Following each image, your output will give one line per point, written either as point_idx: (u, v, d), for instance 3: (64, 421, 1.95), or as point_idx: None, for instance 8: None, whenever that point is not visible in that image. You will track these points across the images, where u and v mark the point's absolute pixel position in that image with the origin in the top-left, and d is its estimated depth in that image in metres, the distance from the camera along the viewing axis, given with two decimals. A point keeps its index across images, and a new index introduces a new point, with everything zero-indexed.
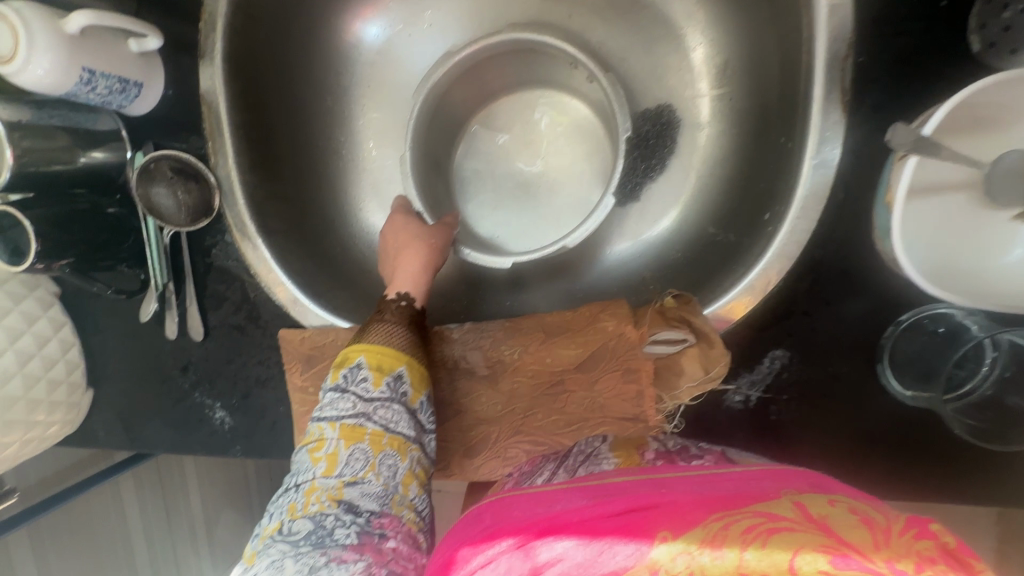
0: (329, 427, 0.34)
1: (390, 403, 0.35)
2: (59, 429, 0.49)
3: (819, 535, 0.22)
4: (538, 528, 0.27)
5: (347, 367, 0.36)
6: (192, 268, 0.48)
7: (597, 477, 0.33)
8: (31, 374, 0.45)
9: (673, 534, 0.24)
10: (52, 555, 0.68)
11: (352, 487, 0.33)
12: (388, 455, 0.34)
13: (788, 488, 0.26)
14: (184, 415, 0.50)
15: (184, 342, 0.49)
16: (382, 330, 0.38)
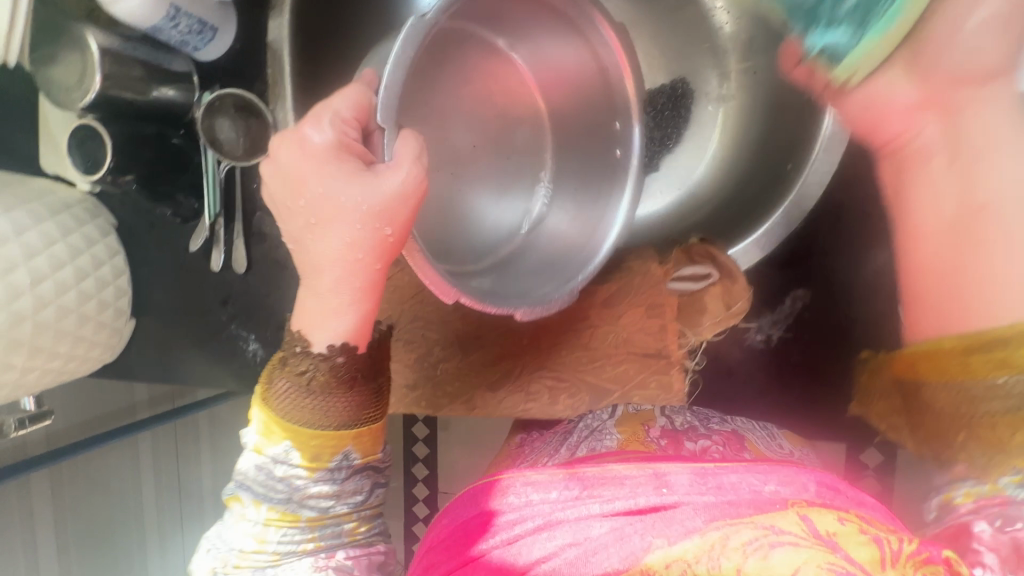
0: (256, 508, 0.37)
1: (327, 484, 0.38)
2: (101, 351, 0.52)
3: (826, 550, 0.26)
4: (536, 525, 0.33)
5: (270, 444, 0.38)
6: (244, 203, 0.51)
7: (596, 456, 0.36)
8: (84, 291, 0.48)
9: (668, 541, 0.29)
10: (66, 503, 0.70)
11: (287, 562, 0.37)
12: (327, 528, 0.38)
13: (798, 498, 0.30)
14: (220, 345, 0.53)
15: (228, 276, 0.52)
16: (311, 402, 0.39)
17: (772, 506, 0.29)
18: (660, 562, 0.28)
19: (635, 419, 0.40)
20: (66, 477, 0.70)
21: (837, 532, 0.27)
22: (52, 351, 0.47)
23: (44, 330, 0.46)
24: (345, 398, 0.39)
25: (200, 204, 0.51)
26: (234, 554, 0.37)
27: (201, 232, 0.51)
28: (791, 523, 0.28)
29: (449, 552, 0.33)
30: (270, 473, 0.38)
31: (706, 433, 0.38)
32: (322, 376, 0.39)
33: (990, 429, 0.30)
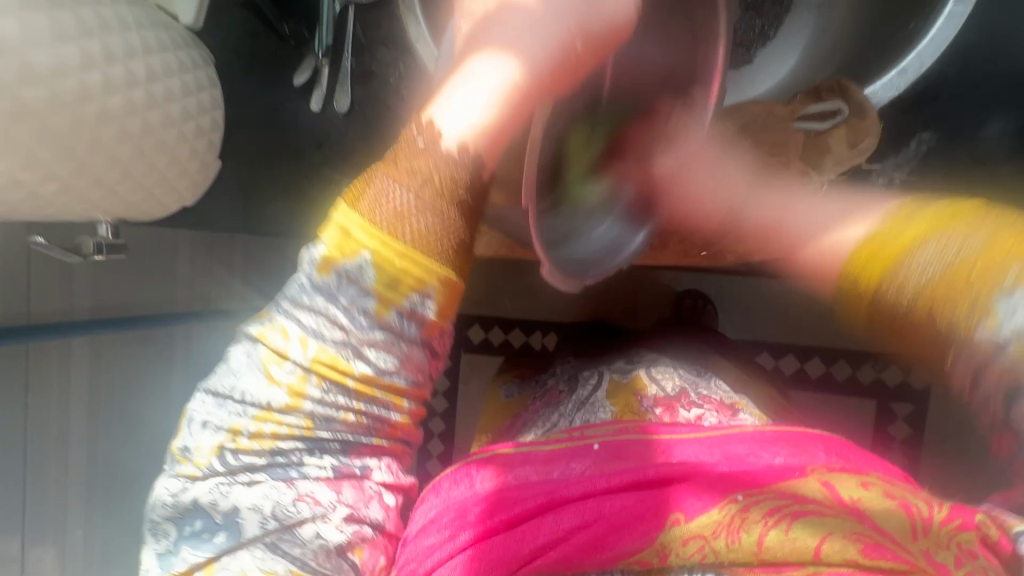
0: (298, 346, 0.32)
1: (394, 342, 0.32)
2: (190, 187, 0.50)
3: (850, 519, 0.33)
4: (540, 503, 0.35)
5: (342, 262, 0.31)
6: (354, 40, 0.51)
7: (603, 428, 0.40)
8: (187, 108, 0.46)
9: (686, 515, 0.34)
10: (106, 384, 0.71)
11: (321, 429, 0.33)
12: (373, 404, 0.33)
13: (816, 466, 0.36)
14: (312, 190, 0.55)
15: (326, 118, 0.53)
16: (409, 201, 0.31)
17: (790, 475, 0.35)
18: (678, 537, 0.34)
19: (624, 394, 0.48)
20: (106, 351, 0.70)
21: (862, 498, 0.34)
22: (141, 180, 0.45)
23: (155, 151, 0.44)
24: (460, 223, 0.32)
25: (306, 35, 0.52)
26: (255, 411, 0.32)
27: (306, 69, 0.52)
28: (813, 492, 0.34)
29: (483, 518, 0.35)
30: (327, 319, 0.32)
31: (699, 401, 0.47)
32: (441, 177, 0.31)
33: (923, 308, 0.34)
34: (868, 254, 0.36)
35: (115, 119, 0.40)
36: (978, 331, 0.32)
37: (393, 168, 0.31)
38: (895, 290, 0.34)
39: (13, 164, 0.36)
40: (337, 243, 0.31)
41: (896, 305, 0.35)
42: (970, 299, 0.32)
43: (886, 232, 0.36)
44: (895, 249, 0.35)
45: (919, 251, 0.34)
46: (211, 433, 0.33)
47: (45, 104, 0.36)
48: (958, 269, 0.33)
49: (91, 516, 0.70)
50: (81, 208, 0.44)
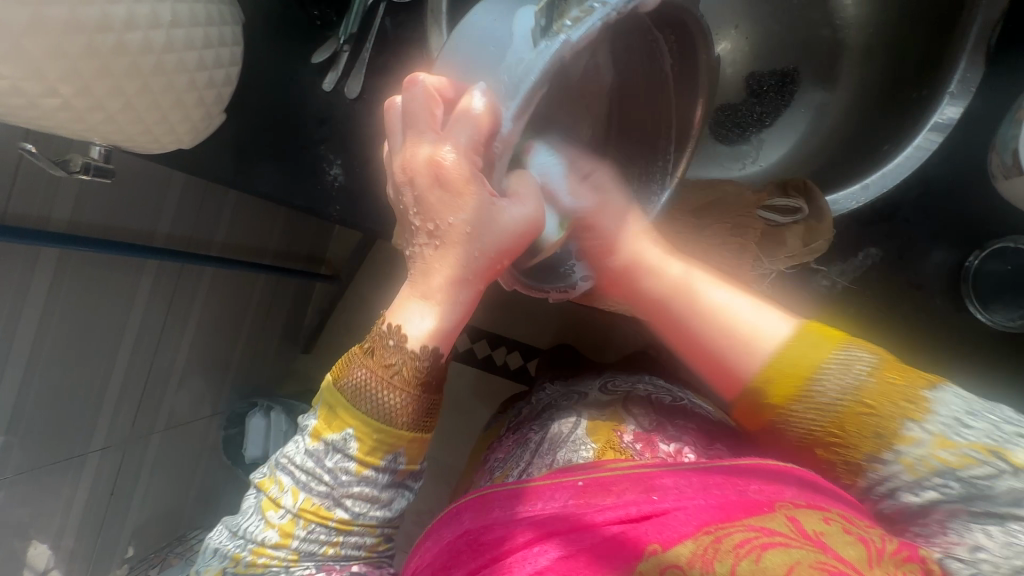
0: (292, 499, 0.40)
1: (368, 486, 0.40)
2: (187, 133, 0.51)
3: (819, 552, 0.34)
4: (528, 537, 0.40)
5: (332, 433, 0.40)
6: (376, 34, 0.54)
7: (581, 470, 0.46)
8: (203, 59, 0.47)
9: (663, 546, 0.37)
10: (65, 293, 0.71)
11: (306, 559, 0.41)
12: (355, 533, 0.42)
13: (788, 505, 0.38)
14: (302, 163, 0.57)
15: (336, 98, 0.56)
16: (377, 384, 0.40)
17: (762, 509, 0.38)
18: (655, 567, 0.36)
19: (605, 430, 0.54)
20: (71, 271, 0.70)
21: (825, 531, 0.36)
22: (141, 115, 0.46)
23: (162, 91, 0.46)
24: (432, 395, 0.42)
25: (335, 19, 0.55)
26: (252, 545, 0.41)
27: (327, 49, 0.54)
28: (781, 524, 0.36)
29: (475, 551, 0.41)
30: (315, 474, 0.40)
31: (677, 437, 0.54)
32: (409, 366, 0.40)
33: (829, 428, 0.39)
34: (743, 408, 0.43)
35: (129, 54, 0.42)
36: (868, 462, 0.38)
37: (365, 356, 0.41)
38: (797, 417, 0.40)
39: (19, 72, 0.38)
40: (325, 422, 0.41)
41: (803, 423, 0.40)
42: (876, 428, 0.37)
43: (790, 355, 0.40)
44: (799, 375, 0.40)
45: (822, 366, 0.38)
46: (217, 559, 0.42)
47: (63, 25, 0.38)
48: (862, 394, 0.37)
49: (13, 428, 0.70)
50: (78, 128, 0.45)
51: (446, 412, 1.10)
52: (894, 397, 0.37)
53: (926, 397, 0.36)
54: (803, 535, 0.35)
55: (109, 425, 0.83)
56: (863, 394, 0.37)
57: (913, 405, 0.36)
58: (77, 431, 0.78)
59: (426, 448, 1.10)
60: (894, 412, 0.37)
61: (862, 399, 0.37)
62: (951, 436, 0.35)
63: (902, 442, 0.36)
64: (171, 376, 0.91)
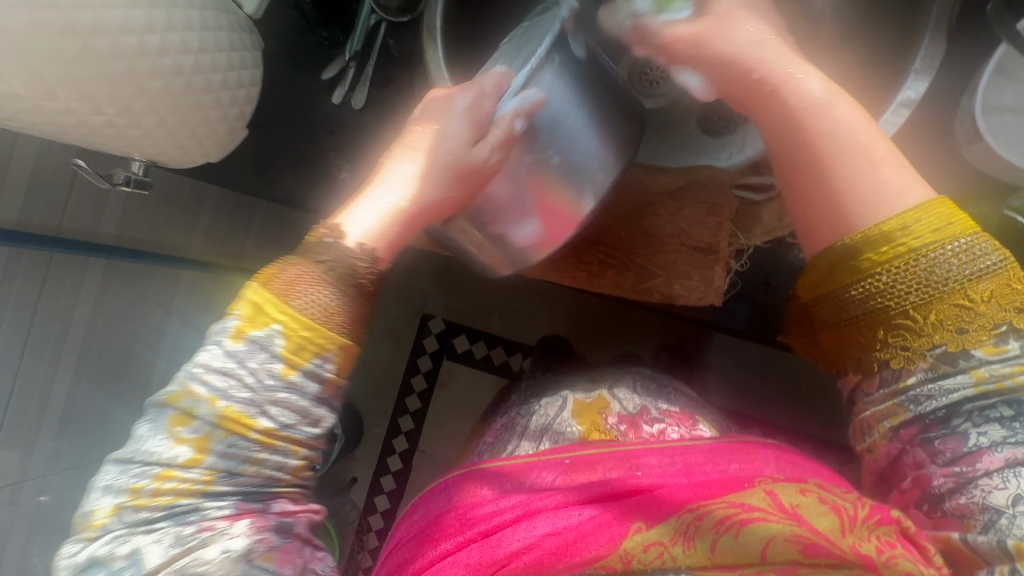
0: (207, 403, 0.37)
1: (295, 390, 0.39)
2: (212, 147, 0.58)
3: (792, 525, 0.36)
4: (516, 514, 0.41)
5: (257, 328, 0.38)
6: (378, 52, 0.59)
7: (568, 447, 0.48)
8: (226, 80, 0.54)
9: (646, 524, 0.39)
10: (111, 301, 0.78)
11: (222, 480, 0.38)
12: (277, 450, 0.39)
13: (764, 481, 0.40)
14: (313, 170, 0.64)
15: (343, 110, 0.62)
16: (312, 279, 0.40)
17: (742, 486, 0.40)
18: (639, 545, 0.38)
19: (590, 412, 0.56)
20: (114, 281, 0.77)
21: (801, 503, 0.38)
22: (173, 130, 0.52)
23: (191, 109, 0.52)
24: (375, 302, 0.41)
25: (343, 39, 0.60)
26: (157, 469, 0.37)
27: (334, 67, 0.60)
28: (760, 500, 0.38)
29: (462, 525, 0.42)
30: (237, 378, 0.38)
31: (659, 417, 0.55)
32: (345, 269, 0.41)
33: (912, 313, 0.38)
34: (829, 260, 0.41)
35: (163, 76, 0.48)
36: (954, 243, 0.38)
37: (308, 261, 0.41)
38: (861, 293, 0.40)
39: (71, 94, 0.44)
40: (247, 316, 0.39)
41: (902, 300, 0.39)
42: (968, 311, 0.37)
43: (917, 219, 0.38)
44: (906, 240, 0.38)
45: (948, 238, 0.38)
46: (109, 495, 0.37)
47: (108, 53, 0.44)
48: (1006, 276, 0.37)
49: (63, 429, 0.76)
50: (120, 144, 0.52)
51: (461, 415, 1.13)
52: (944, 220, 0.38)
53: (973, 236, 0.38)
54: (779, 510, 0.37)
55: None
56: (918, 222, 0.38)
57: (965, 227, 0.38)
58: (118, 430, 0.84)
59: (444, 453, 1.12)
60: (944, 232, 0.38)
61: (970, 291, 0.37)
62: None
63: (988, 353, 0.37)
64: None
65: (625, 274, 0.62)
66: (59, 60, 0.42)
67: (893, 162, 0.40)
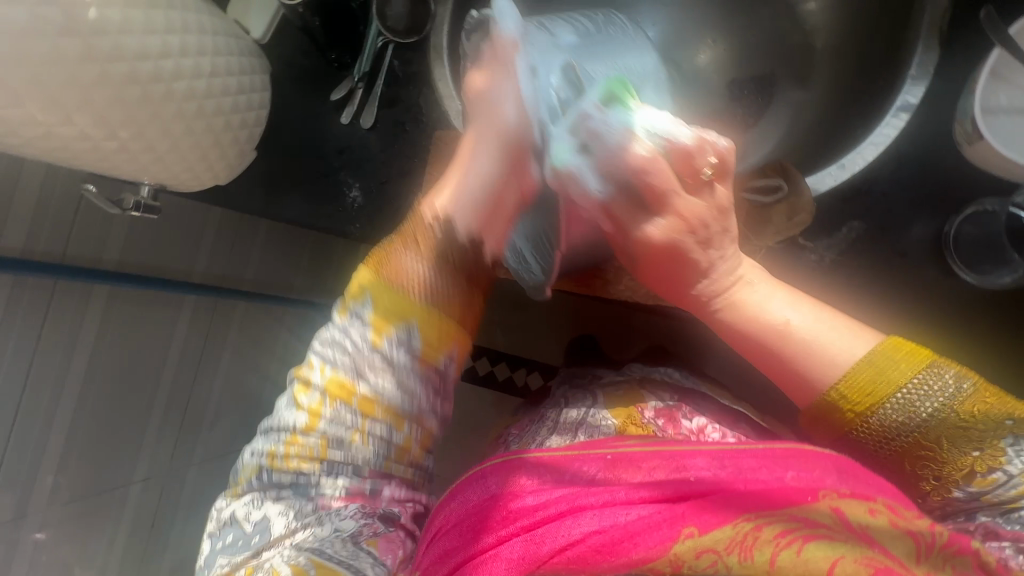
0: (321, 375, 0.45)
1: (389, 358, 0.46)
2: (222, 170, 0.58)
3: (858, 542, 0.36)
4: (561, 509, 0.41)
5: (356, 301, 0.47)
6: (386, 73, 0.61)
7: (609, 444, 0.48)
8: (238, 103, 0.54)
9: (699, 529, 0.37)
10: (113, 328, 0.76)
11: (335, 447, 0.45)
12: (381, 424, 0.46)
13: (829, 492, 0.39)
14: (324, 188, 0.63)
15: (353, 130, 0.62)
16: (403, 255, 0.47)
17: (804, 499, 0.38)
18: (690, 550, 0.36)
19: (627, 407, 0.57)
20: (118, 308, 0.76)
21: (872, 525, 0.37)
22: (184, 154, 0.53)
23: (202, 132, 0.52)
24: (455, 274, 0.49)
25: (349, 60, 0.61)
26: (286, 433, 0.45)
27: (343, 87, 0.61)
28: (825, 519, 0.37)
29: (506, 519, 0.42)
30: (342, 347, 0.46)
31: (698, 415, 0.57)
32: (445, 246, 0.49)
33: (921, 438, 0.43)
34: (845, 392, 0.43)
35: (175, 100, 0.48)
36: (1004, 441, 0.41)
37: (401, 239, 0.49)
38: (901, 421, 0.43)
39: (87, 120, 0.45)
40: (352, 294, 0.47)
41: (880, 446, 0.44)
42: (976, 428, 0.42)
43: (874, 377, 0.43)
44: (872, 396, 0.43)
45: (895, 392, 0.42)
46: (256, 455, 0.46)
47: (124, 79, 0.44)
48: (966, 407, 0.41)
49: (64, 464, 0.74)
50: (132, 168, 0.52)
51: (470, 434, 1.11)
52: (996, 412, 0.41)
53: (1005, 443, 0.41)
54: (846, 528, 0.37)
55: (150, 457, 0.86)
56: (969, 410, 0.41)
57: (1020, 419, 0.41)
58: (122, 463, 0.82)
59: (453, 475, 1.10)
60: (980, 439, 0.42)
61: (925, 436, 0.43)
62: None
63: (981, 483, 0.42)
64: (207, 410, 0.95)
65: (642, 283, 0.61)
66: (76, 86, 0.42)
67: (832, 333, 0.45)
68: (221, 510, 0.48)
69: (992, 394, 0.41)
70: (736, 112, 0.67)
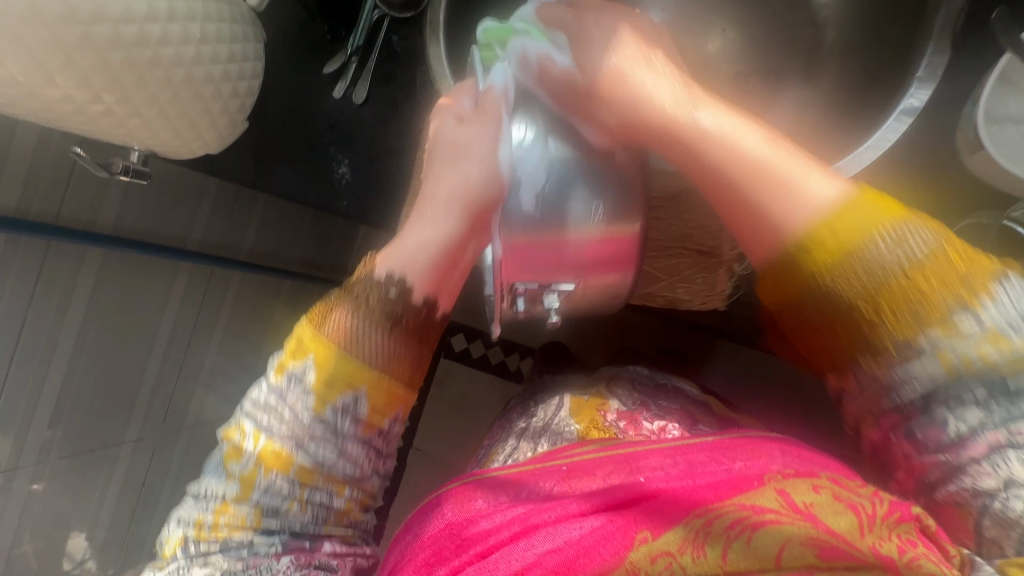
0: (254, 440, 0.46)
1: (320, 424, 0.46)
2: (212, 139, 0.57)
3: (805, 522, 0.36)
4: (514, 531, 0.40)
5: (296, 362, 0.47)
6: (381, 48, 0.61)
7: (565, 455, 0.47)
8: (229, 72, 0.53)
9: (653, 532, 0.38)
10: (107, 290, 0.77)
11: (268, 517, 0.46)
12: (318, 494, 0.46)
13: (773, 478, 0.40)
14: (313, 162, 0.62)
15: (345, 104, 0.62)
16: (336, 322, 0.47)
17: (751, 485, 0.39)
18: (646, 556, 0.36)
19: (589, 411, 0.56)
20: (112, 272, 0.77)
21: (814, 502, 0.37)
22: (172, 120, 0.52)
23: (190, 99, 0.52)
24: (402, 346, 0.48)
25: (346, 34, 0.62)
26: (217, 502, 0.45)
27: (337, 61, 0.61)
28: (771, 502, 0.38)
29: (460, 547, 0.41)
30: (280, 414, 0.46)
31: (661, 415, 0.55)
32: (377, 300, 0.48)
33: (860, 305, 0.42)
34: (774, 278, 0.46)
35: (162, 66, 0.48)
36: (935, 327, 0.39)
37: (348, 298, 0.48)
38: (841, 284, 0.42)
39: (70, 82, 0.44)
40: (291, 353, 0.47)
41: (849, 302, 0.42)
42: (931, 299, 0.40)
43: (837, 225, 0.42)
44: (845, 244, 0.42)
45: (879, 236, 0.41)
46: (180, 527, 0.46)
47: (108, 41, 0.44)
48: (934, 261, 0.40)
49: (56, 421, 0.76)
50: (119, 133, 0.52)
51: (460, 415, 1.12)
52: (955, 271, 0.39)
53: (976, 292, 0.39)
54: (792, 510, 0.37)
55: (142, 419, 0.87)
56: (907, 279, 0.40)
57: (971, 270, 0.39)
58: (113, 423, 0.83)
59: (441, 455, 1.11)
60: (943, 291, 0.39)
61: (907, 274, 0.40)
62: (1003, 330, 0.38)
63: (947, 333, 0.39)
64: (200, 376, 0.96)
65: (632, 278, 0.61)
66: (58, 46, 0.42)
67: (807, 168, 0.44)
68: None
69: (959, 251, 0.40)
70: (738, 106, 0.65)
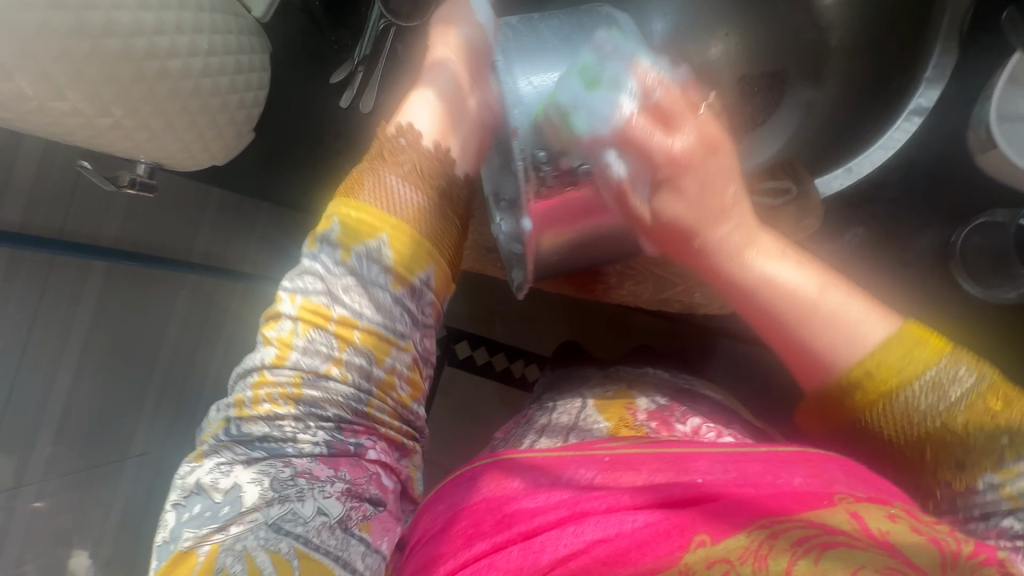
0: (292, 298, 0.43)
1: (353, 276, 0.43)
2: (219, 151, 0.57)
3: (886, 554, 0.32)
4: (561, 516, 0.38)
5: (325, 226, 0.44)
6: (387, 57, 0.59)
7: (611, 448, 0.46)
8: (236, 84, 0.53)
9: (713, 537, 0.34)
10: (111, 304, 0.76)
11: (310, 386, 0.42)
12: (365, 353, 0.43)
13: (845, 497, 0.36)
14: None
15: (351, 113, 0.62)
16: (377, 172, 0.46)
17: (819, 502, 0.36)
18: (702, 560, 0.33)
19: (617, 408, 0.57)
20: (116, 286, 0.76)
21: (892, 530, 0.34)
22: (179, 133, 0.52)
23: (198, 111, 0.52)
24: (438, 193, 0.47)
25: (351, 43, 0.60)
26: (256, 374, 0.42)
27: (343, 70, 0.59)
28: (841, 523, 0.34)
29: (500, 524, 0.40)
30: (315, 275, 0.44)
31: (690, 415, 0.55)
32: (420, 167, 0.47)
33: (925, 438, 0.40)
34: (816, 401, 0.43)
35: (171, 78, 0.48)
36: (986, 474, 0.38)
37: (375, 163, 0.47)
38: (875, 426, 0.40)
39: (79, 95, 0.44)
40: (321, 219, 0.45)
41: (896, 438, 0.41)
42: (982, 429, 0.38)
43: (884, 359, 0.39)
44: (890, 385, 0.39)
45: (914, 380, 0.38)
46: (221, 413, 0.44)
47: (118, 54, 0.44)
48: (992, 396, 0.38)
49: (59, 437, 0.74)
50: (127, 145, 0.51)
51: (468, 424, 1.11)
52: (990, 422, 0.38)
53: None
54: (868, 536, 0.33)
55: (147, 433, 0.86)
56: (954, 420, 0.39)
57: (1014, 413, 0.38)
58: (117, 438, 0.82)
59: (450, 465, 1.09)
60: (980, 457, 0.39)
61: (950, 422, 0.39)
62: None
63: (1003, 476, 0.38)
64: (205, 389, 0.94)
65: (644, 285, 0.64)
66: (68, 60, 0.41)
67: (864, 309, 0.41)
68: (184, 479, 0.43)
69: (1002, 395, 0.38)
70: (744, 109, 0.65)
